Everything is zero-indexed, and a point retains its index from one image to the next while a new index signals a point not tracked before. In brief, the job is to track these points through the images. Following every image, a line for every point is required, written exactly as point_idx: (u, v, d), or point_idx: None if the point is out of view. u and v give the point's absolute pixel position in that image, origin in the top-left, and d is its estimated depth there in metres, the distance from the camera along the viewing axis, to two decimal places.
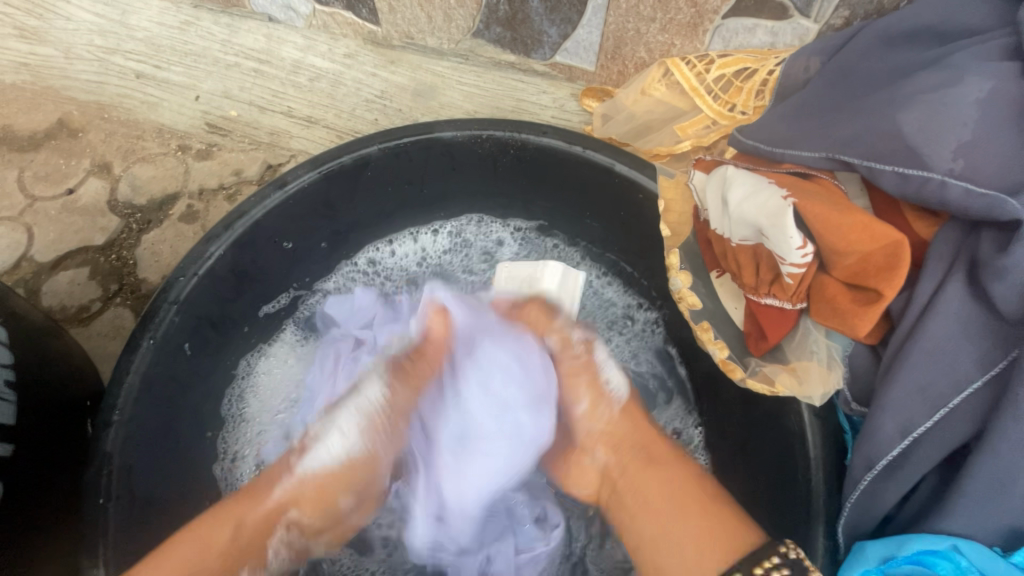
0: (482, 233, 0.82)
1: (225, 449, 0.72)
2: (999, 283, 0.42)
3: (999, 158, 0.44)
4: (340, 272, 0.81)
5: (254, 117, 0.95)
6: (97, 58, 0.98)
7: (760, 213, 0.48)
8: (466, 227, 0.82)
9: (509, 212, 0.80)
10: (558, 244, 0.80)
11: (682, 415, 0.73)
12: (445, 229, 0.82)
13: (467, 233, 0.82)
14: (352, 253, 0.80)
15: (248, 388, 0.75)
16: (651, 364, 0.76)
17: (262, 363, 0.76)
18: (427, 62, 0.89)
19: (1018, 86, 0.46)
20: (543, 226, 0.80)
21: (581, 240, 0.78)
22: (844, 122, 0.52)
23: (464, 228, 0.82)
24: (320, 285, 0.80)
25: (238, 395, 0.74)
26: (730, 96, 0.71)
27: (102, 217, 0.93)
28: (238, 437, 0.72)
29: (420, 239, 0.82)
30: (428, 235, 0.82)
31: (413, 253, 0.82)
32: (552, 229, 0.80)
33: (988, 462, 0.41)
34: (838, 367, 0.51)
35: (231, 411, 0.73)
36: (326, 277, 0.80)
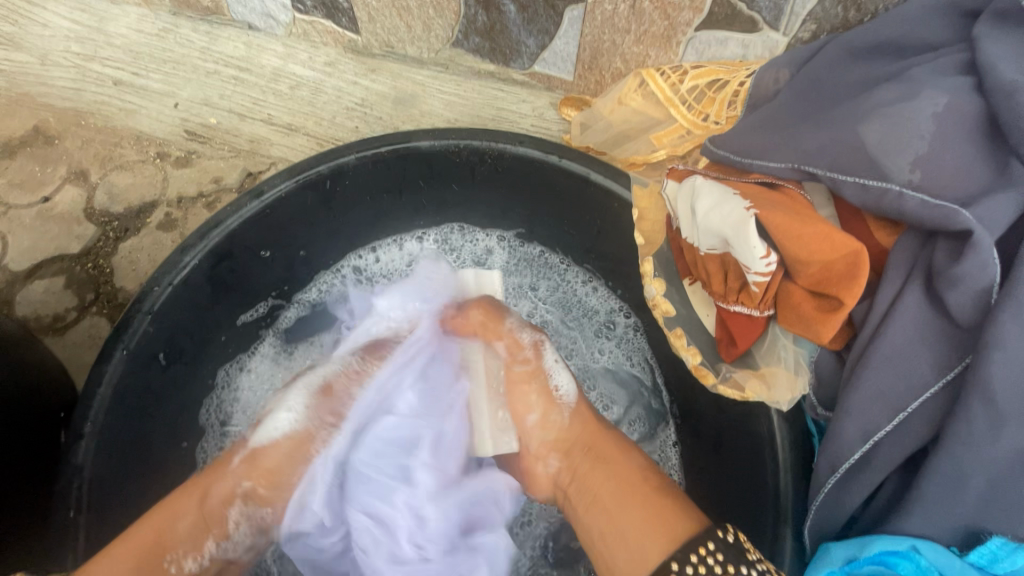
0: (468, 240, 0.83)
1: (203, 458, 0.71)
2: (953, 292, 0.43)
3: (952, 172, 0.46)
4: (320, 281, 0.81)
5: (234, 125, 0.95)
6: (74, 64, 0.97)
7: (725, 223, 0.49)
8: (451, 234, 0.83)
9: (492, 221, 0.81)
10: (541, 252, 0.81)
11: (664, 433, 0.73)
12: (431, 235, 0.83)
13: (452, 240, 0.83)
14: (336, 261, 0.81)
15: (227, 398, 0.74)
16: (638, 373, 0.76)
17: (241, 374, 0.76)
18: (407, 71, 0.90)
19: (972, 99, 0.48)
20: (523, 234, 0.80)
21: (560, 248, 0.79)
22: (810, 134, 0.53)
23: (451, 236, 0.83)
24: (301, 296, 0.80)
25: (217, 405, 0.74)
26: (703, 106, 0.72)
27: (78, 225, 0.92)
28: (215, 446, 0.72)
29: (406, 246, 0.82)
30: (414, 242, 0.82)
31: (402, 259, 0.82)
32: (533, 237, 0.80)
33: (943, 464, 0.43)
34: (804, 373, 0.53)
35: (210, 421, 0.73)
36: (306, 289, 0.80)
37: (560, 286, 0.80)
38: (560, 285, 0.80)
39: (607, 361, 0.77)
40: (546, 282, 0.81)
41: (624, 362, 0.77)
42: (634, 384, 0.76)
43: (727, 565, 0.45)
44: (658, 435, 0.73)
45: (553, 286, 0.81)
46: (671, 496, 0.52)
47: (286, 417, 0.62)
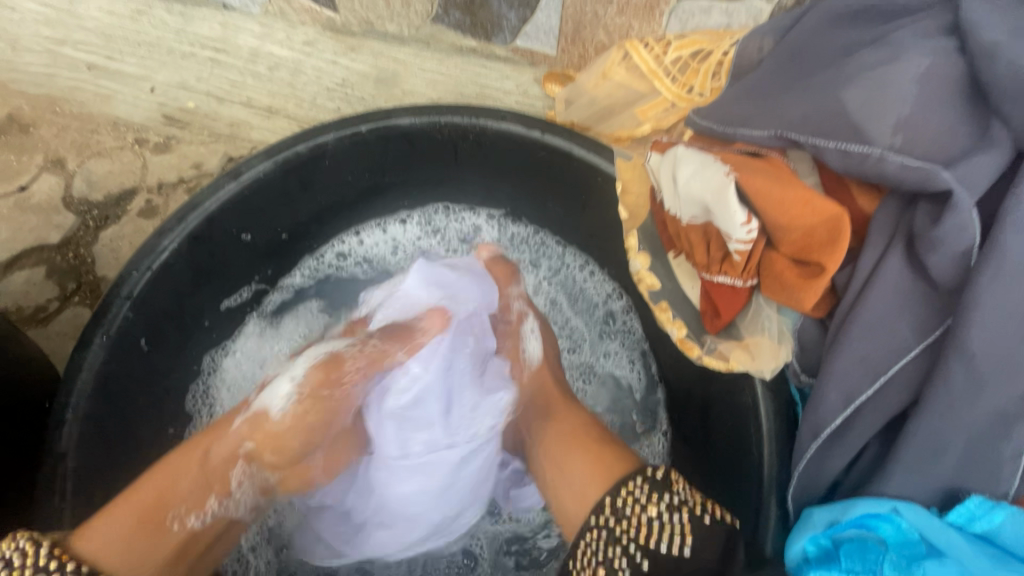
0: (454, 219, 0.82)
1: None
2: (933, 254, 0.43)
3: (934, 134, 0.46)
4: (304, 266, 0.80)
5: (212, 109, 0.93)
6: (46, 49, 0.95)
7: (705, 191, 0.48)
8: (435, 214, 0.82)
9: (477, 200, 0.80)
10: (531, 230, 0.80)
11: (648, 438, 0.74)
12: (415, 218, 0.82)
13: (436, 221, 0.82)
14: (318, 245, 0.80)
15: (214, 384, 0.74)
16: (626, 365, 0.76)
17: (228, 358, 0.76)
18: (388, 49, 0.88)
19: (953, 61, 0.47)
20: (510, 213, 0.80)
21: (546, 225, 0.78)
22: (793, 101, 0.53)
23: (435, 218, 0.82)
24: (285, 281, 0.80)
25: (204, 391, 0.74)
26: (687, 78, 0.71)
27: (57, 214, 0.90)
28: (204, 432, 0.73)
29: (389, 229, 0.82)
30: (398, 225, 0.82)
31: (385, 243, 0.82)
32: (520, 215, 0.80)
33: (922, 425, 0.43)
34: (787, 342, 0.53)
35: (198, 408, 0.73)
36: (291, 273, 0.80)
37: (556, 278, 0.80)
38: (559, 272, 0.80)
39: (601, 360, 0.77)
40: (546, 262, 0.80)
41: (620, 362, 0.76)
42: (625, 387, 0.76)
43: (649, 494, 0.49)
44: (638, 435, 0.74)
45: (553, 274, 0.80)
46: (609, 446, 0.57)
47: (287, 388, 0.58)
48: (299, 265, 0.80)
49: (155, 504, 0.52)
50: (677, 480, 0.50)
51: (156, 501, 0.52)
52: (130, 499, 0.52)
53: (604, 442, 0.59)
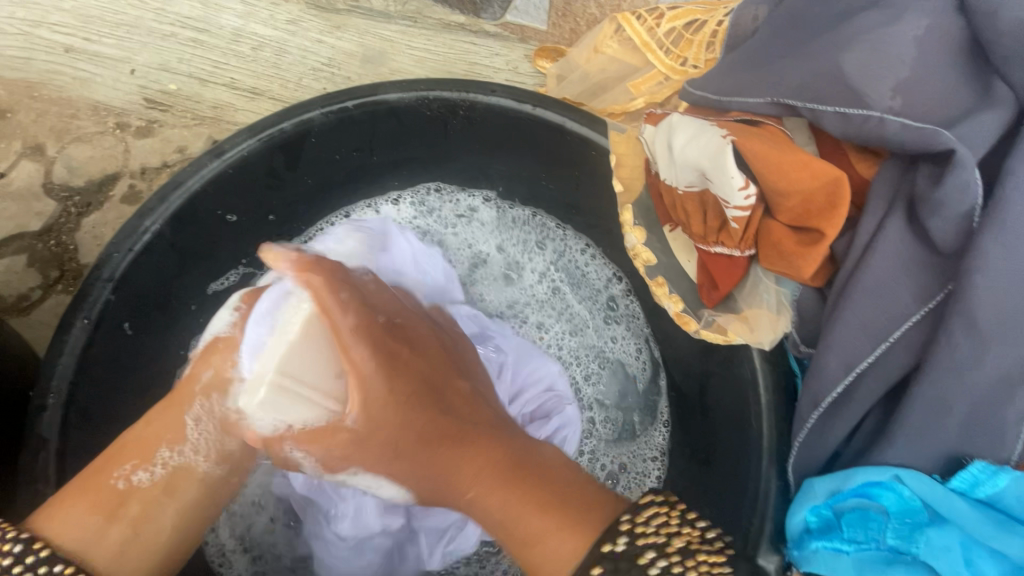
0: (448, 201, 0.80)
1: None
2: (935, 217, 0.42)
3: (934, 94, 0.45)
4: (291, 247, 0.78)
5: (195, 90, 0.91)
6: (21, 32, 0.92)
7: (702, 156, 0.47)
8: (428, 195, 0.80)
9: (471, 180, 0.78)
10: (531, 209, 0.78)
11: (649, 428, 0.71)
12: (407, 198, 0.80)
13: (430, 202, 0.80)
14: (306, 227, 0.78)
15: None
16: (628, 350, 0.74)
17: None
18: (374, 27, 0.86)
19: (954, 21, 0.46)
20: (504, 194, 0.78)
21: (541, 206, 0.77)
22: (790, 67, 0.51)
23: (431, 198, 0.80)
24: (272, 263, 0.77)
25: None
26: (681, 50, 0.69)
27: (37, 201, 0.88)
28: None
29: (382, 208, 0.80)
30: (390, 206, 0.80)
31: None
32: (515, 196, 0.78)
33: (926, 392, 0.42)
34: (787, 312, 0.52)
35: None
36: None
37: (558, 261, 0.78)
38: (559, 255, 0.78)
39: (604, 346, 0.75)
40: (546, 245, 0.78)
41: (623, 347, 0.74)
42: (627, 374, 0.74)
43: (662, 526, 0.40)
44: (642, 423, 0.72)
45: (553, 256, 0.78)
46: (581, 501, 0.45)
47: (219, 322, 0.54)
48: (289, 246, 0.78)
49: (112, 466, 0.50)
50: (674, 504, 0.41)
51: (101, 468, 0.50)
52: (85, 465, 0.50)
53: (584, 496, 0.46)
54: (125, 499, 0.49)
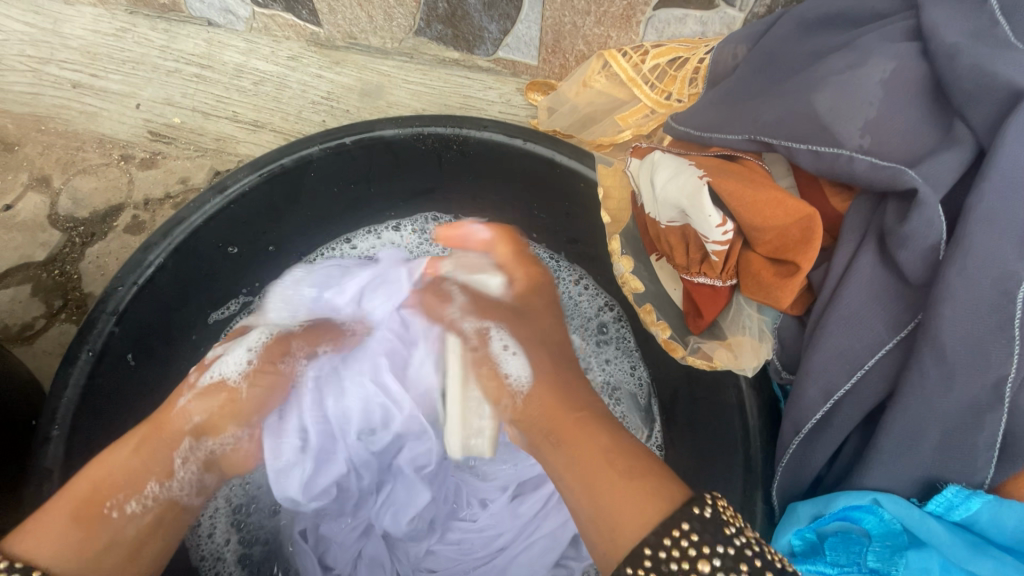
0: None
1: None
2: (903, 251, 0.45)
3: (899, 134, 0.47)
4: None
5: (198, 124, 0.94)
6: (30, 68, 0.96)
7: (680, 194, 0.49)
8: (428, 223, 0.83)
9: (465, 209, 0.81)
10: (525, 236, 0.80)
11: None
12: (407, 225, 0.83)
13: (431, 229, 0.83)
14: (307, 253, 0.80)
15: None
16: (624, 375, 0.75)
17: None
18: (372, 62, 0.90)
19: (917, 65, 0.49)
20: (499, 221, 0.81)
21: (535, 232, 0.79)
22: (767, 106, 0.54)
23: (429, 225, 0.82)
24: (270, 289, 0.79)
25: None
26: (666, 85, 0.72)
27: (42, 232, 0.90)
28: None
29: (383, 235, 0.82)
30: (392, 231, 0.82)
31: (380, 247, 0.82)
32: (510, 223, 0.80)
33: (899, 417, 0.44)
34: (769, 340, 0.54)
35: None
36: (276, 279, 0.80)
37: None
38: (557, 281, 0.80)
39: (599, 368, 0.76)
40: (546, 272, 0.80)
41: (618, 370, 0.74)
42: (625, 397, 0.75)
43: (701, 548, 0.40)
44: None
45: (552, 281, 0.80)
46: (647, 473, 0.46)
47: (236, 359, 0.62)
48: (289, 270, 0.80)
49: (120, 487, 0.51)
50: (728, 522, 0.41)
51: (93, 494, 0.50)
52: (65, 493, 0.50)
53: (634, 461, 0.48)
54: (107, 530, 0.50)
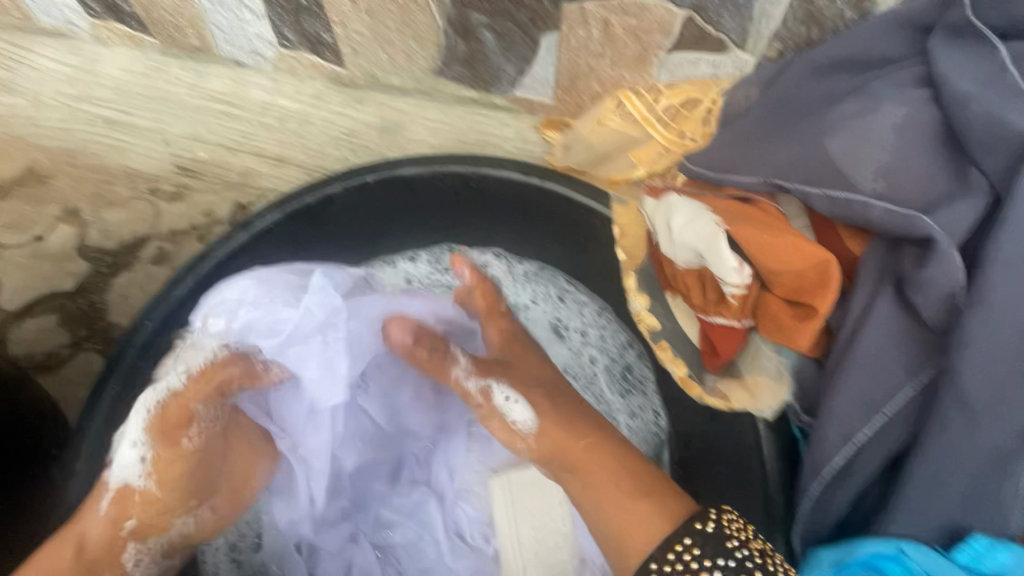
0: (462, 258, 0.82)
1: None
2: (922, 297, 0.45)
3: (914, 179, 0.48)
4: None
5: (224, 158, 0.98)
6: (64, 104, 0.98)
7: (698, 239, 0.50)
8: (443, 254, 0.82)
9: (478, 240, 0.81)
10: (534, 266, 0.80)
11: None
12: (422, 256, 0.81)
13: (445, 260, 0.82)
14: None
15: None
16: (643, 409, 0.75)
17: None
18: (392, 100, 0.93)
19: (929, 111, 0.50)
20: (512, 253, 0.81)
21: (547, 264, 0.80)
22: (780, 147, 0.55)
23: (440, 255, 0.82)
24: None
25: None
26: (679, 124, 0.73)
27: (71, 262, 0.93)
28: None
29: (398, 265, 0.81)
30: (407, 262, 0.81)
31: (394, 277, 0.80)
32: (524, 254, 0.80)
33: (924, 466, 0.44)
34: (787, 381, 0.54)
35: None
36: None
37: (561, 317, 0.79)
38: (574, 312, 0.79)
39: (612, 401, 0.76)
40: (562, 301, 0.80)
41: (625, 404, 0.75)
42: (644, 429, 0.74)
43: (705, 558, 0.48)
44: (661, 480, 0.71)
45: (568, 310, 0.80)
46: (655, 489, 0.56)
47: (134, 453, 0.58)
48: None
49: (156, 514, 0.60)
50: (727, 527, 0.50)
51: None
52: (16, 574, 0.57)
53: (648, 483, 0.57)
54: None
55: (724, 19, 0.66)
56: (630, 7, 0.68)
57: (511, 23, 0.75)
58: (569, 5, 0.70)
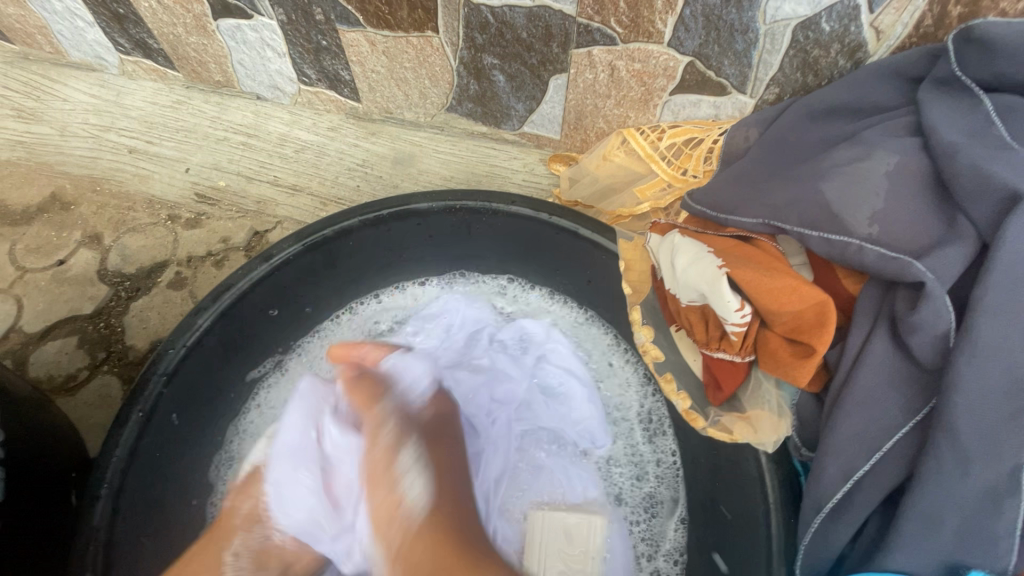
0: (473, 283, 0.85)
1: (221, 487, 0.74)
2: (915, 338, 0.47)
3: (907, 224, 0.51)
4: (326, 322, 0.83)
5: (242, 187, 1.00)
6: (92, 135, 1.04)
7: (702, 281, 0.53)
8: (455, 281, 0.85)
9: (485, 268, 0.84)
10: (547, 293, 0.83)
11: (661, 522, 0.71)
12: (434, 282, 0.85)
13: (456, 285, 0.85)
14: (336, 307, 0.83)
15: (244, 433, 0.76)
16: (654, 447, 0.74)
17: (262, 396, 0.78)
18: (405, 134, 0.97)
19: (920, 160, 0.52)
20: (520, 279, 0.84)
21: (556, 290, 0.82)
22: (779, 190, 0.57)
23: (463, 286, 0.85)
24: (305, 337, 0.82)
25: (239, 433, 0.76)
26: (681, 162, 0.76)
27: (91, 286, 0.95)
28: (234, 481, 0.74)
29: (409, 290, 0.85)
30: (416, 287, 0.85)
31: (404, 300, 0.85)
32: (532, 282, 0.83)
33: (920, 504, 0.45)
34: (787, 416, 0.56)
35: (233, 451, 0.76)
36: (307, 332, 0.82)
37: (590, 355, 0.80)
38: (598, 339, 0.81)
39: (641, 450, 0.75)
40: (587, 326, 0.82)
41: (653, 451, 0.74)
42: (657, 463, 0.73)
43: None
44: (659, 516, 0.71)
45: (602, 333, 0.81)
46: None
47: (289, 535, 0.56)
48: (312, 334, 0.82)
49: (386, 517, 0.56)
50: None
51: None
52: None
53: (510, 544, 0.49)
54: None
55: (725, 65, 0.69)
56: (635, 54, 0.71)
57: (521, 65, 0.79)
58: (577, 50, 0.73)
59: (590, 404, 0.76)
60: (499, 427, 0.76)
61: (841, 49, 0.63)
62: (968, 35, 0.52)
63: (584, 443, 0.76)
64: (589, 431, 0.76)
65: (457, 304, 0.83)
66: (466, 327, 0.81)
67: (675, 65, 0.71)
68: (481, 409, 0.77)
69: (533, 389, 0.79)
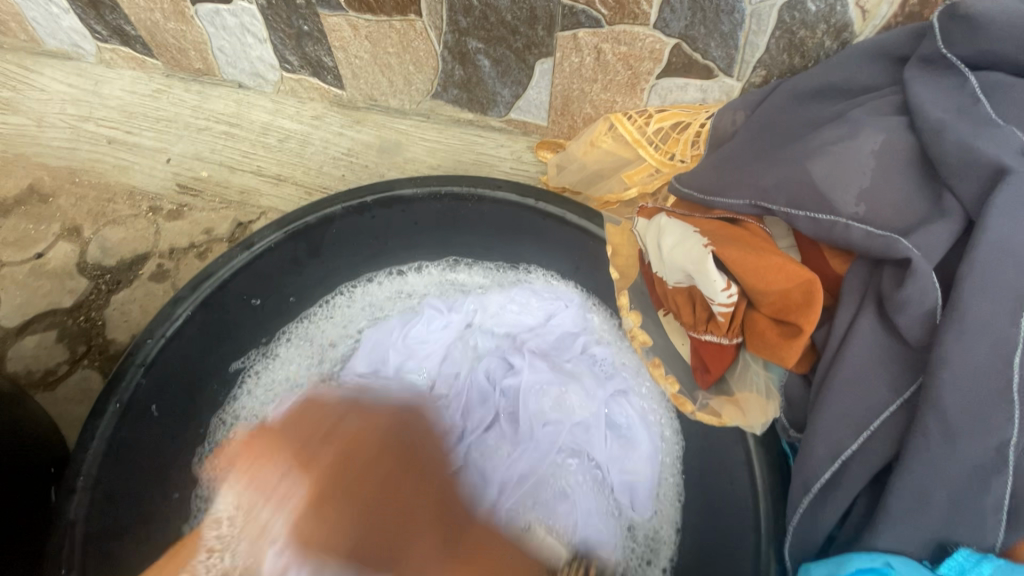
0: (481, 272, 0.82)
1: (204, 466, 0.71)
2: (901, 316, 0.47)
3: (893, 202, 0.50)
4: (337, 306, 0.80)
5: (224, 177, 0.99)
6: (70, 125, 1.01)
7: (687, 260, 0.53)
8: (457, 267, 0.82)
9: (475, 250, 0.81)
10: (552, 274, 0.79)
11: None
12: (432, 268, 0.82)
13: (459, 272, 0.82)
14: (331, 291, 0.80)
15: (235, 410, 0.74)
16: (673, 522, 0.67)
17: (255, 380, 0.76)
18: (390, 121, 0.96)
19: (906, 137, 0.52)
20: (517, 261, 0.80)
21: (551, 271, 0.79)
22: (767, 171, 0.57)
23: (496, 274, 0.81)
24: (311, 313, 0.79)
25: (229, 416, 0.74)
26: (669, 146, 0.75)
27: (70, 279, 0.93)
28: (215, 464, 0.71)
29: (408, 278, 0.82)
30: (416, 273, 0.82)
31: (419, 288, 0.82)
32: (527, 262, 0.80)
33: (908, 481, 0.45)
34: (775, 398, 0.56)
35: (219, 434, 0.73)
36: (315, 305, 0.80)
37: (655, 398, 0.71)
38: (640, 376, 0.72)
39: (661, 534, 0.67)
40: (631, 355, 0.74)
41: (667, 532, 0.67)
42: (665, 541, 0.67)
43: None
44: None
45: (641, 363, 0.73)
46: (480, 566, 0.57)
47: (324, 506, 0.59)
48: (312, 314, 0.80)
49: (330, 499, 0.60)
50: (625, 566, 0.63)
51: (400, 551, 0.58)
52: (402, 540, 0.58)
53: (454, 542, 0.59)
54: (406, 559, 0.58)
55: (711, 47, 0.68)
56: (621, 36, 0.70)
57: (506, 49, 0.78)
58: (563, 33, 0.72)
59: (649, 460, 0.68)
60: (547, 431, 0.69)
61: (828, 29, 0.62)
62: (953, 12, 0.52)
63: (620, 495, 0.68)
64: (631, 485, 0.68)
65: (569, 301, 0.77)
66: (562, 327, 0.76)
67: (661, 47, 0.70)
68: (540, 405, 0.70)
69: (600, 414, 0.70)
